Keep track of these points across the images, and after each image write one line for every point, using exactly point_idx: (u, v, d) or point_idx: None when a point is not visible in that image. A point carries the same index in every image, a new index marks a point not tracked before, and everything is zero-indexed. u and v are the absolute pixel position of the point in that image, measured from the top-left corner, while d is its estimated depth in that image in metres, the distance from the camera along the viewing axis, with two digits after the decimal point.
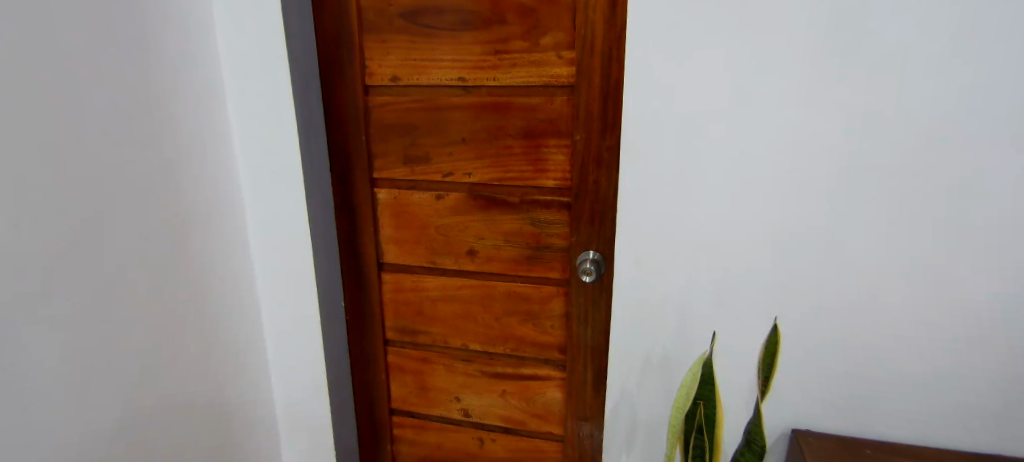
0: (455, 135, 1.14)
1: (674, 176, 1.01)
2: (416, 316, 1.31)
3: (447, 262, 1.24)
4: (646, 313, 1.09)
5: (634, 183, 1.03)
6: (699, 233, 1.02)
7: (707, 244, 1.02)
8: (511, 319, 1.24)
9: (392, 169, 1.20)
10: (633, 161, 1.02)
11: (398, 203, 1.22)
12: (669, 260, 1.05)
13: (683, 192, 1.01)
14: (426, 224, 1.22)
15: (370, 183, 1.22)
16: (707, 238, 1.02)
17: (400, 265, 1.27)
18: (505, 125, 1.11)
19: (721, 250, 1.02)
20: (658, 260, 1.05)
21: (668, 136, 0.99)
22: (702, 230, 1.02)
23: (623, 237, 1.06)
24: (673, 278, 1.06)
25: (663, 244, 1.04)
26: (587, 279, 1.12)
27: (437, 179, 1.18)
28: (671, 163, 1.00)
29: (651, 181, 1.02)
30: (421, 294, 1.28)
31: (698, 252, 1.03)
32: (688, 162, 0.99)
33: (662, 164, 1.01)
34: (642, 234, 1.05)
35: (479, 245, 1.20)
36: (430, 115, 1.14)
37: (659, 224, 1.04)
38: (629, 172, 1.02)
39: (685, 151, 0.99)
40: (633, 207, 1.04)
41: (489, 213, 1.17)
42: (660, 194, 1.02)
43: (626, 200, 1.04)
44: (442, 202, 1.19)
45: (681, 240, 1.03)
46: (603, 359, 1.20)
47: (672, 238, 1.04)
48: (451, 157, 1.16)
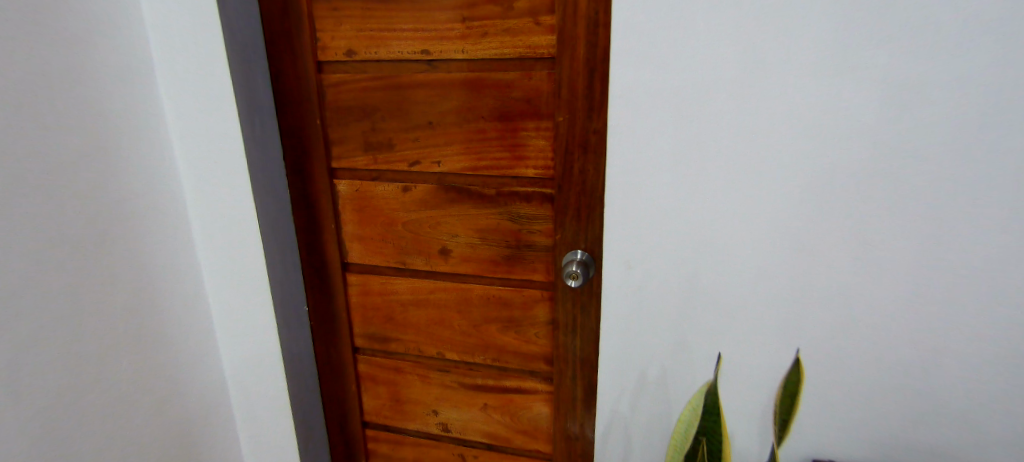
0: (418, 118, 0.99)
1: (668, 163, 0.85)
2: (385, 321, 1.17)
3: (418, 263, 1.09)
4: (639, 324, 0.94)
5: (623, 172, 0.87)
6: (701, 231, 0.86)
7: (711, 245, 0.87)
8: (491, 326, 1.10)
9: (352, 157, 1.05)
10: (621, 145, 0.86)
11: (359, 196, 1.08)
12: (665, 264, 0.90)
13: (682, 183, 0.85)
14: (392, 220, 1.08)
15: (327, 173, 1.07)
16: (710, 238, 0.86)
17: (366, 265, 1.13)
18: (476, 105, 0.95)
19: (727, 250, 0.86)
20: (654, 263, 0.90)
21: (662, 116, 0.83)
22: (703, 226, 0.86)
23: (611, 235, 0.91)
24: (672, 282, 0.90)
25: (656, 244, 0.89)
26: (574, 284, 0.95)
27: (402, 168, 1.03)
28: (668, 148, 0.84)
29: (643, 170, 0.86)
30: (389, 298, 1.14)
31: (700, 255, 0.88)
32: (687, 146, 0.83)
33: (656, 149, 0.84)
34: (633, 233, 0.90)
35: (453, 244, 1.06)
36: (390, 95, 0.99)
37: (654, 221, 0.88)
38: (616, 158, 0.87)
39: (684, 133, 0.83)
40: (622, 199, 0.88)
41: (462, 206, 1.02)
42: (652, 185, 0.86)
43: (613, 191, 0.88)
44: (409, 195, 1.04)
45: (679, 238, 0.88)
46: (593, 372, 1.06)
47: (668, 236, 0.88)
48: (415, 143, 1.01)
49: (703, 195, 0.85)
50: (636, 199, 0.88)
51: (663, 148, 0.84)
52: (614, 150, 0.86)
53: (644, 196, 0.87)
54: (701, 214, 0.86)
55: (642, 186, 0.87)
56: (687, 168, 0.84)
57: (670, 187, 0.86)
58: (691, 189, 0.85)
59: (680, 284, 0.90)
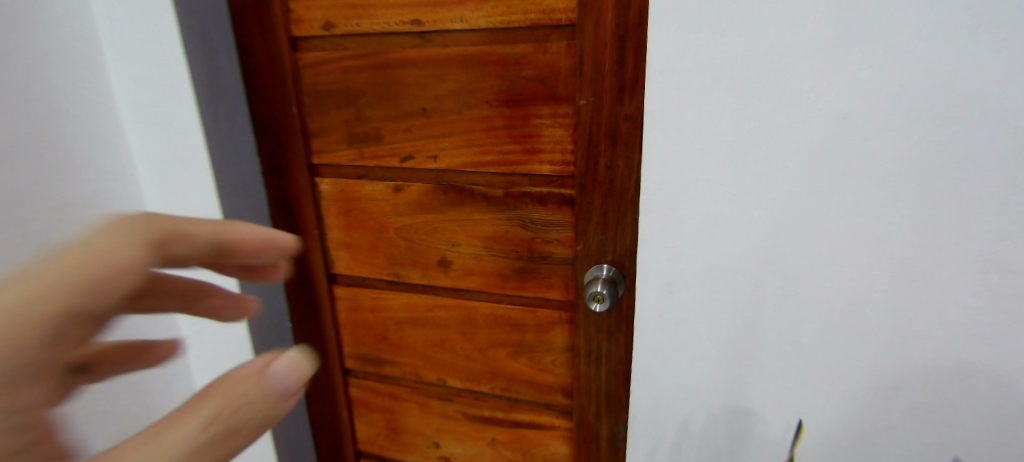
0: (411, 104, 0.82)
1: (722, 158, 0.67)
2: (379, 341, 1.01)
3: (414, 276, 0.92)
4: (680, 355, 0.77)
5: (662, 169, 0.70)
6: (763, 243, 0.69)
7: (776, 261, 0.69)
8: (499, 351, 0.93)
9: (335, 151, 0.89)
10: (660, 136, 0.69)
11: (345, 197, 0.91)
12: (715, 282, 0.72)
13: (739, 184, 0.67)
14: (384, 225, 0.91)
15: (308, 169, 0.91)
16: (775, 252, 0.68)
17: (354, 277, 0.97)
18: (479, 86, 0.77)
19: (794, 268, 0.68)
20: (701, 283, 0.73)
21: (715, 98, 0.65)
22: (765, 237, 0.68)
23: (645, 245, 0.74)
24: (723, 307, 0.73)
25: (703, 258, 0.72)
26: (599, 309, 0.76)
27: (392, 164, 0.86)
28: (722, 139, 0.66)
29: (689, 166, 0.68)
30: (382, 315, 0.98)
31: (761, 273, 0.70)
32: (747, 137, 0.65)
33: (707, 140, 0.67)
34: (676, 245, 0.72)
35: (453, 254, 0.88)
36: (377, 77, 0.82)
37: (701, 230, 0.71)
38: (653, 152, 0.70)
39: (745, 120, 0.65)
40: (660, 203, 0.71)
41: (463, 210, 0.85)
42: (700, 186, 0.69)
43: (649, 192, 0.71)
44: (401, 195, 0.88)
45: (733, 252, 0.70)
46: (623, 409, 0.88)
47: (720, 249, 0.71)
48: (408, 134, 0.83)
49: (767, 198, 0.67)
50: (678, 203, 0.70)
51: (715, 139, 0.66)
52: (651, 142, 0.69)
53: (689, 199, 0.70)
54: (763, 222, 0.68)
55: (686, 187, 0.69)
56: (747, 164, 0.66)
57: (723, 189, 0.68)
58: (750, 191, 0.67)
59: (733, 308, 0.72)
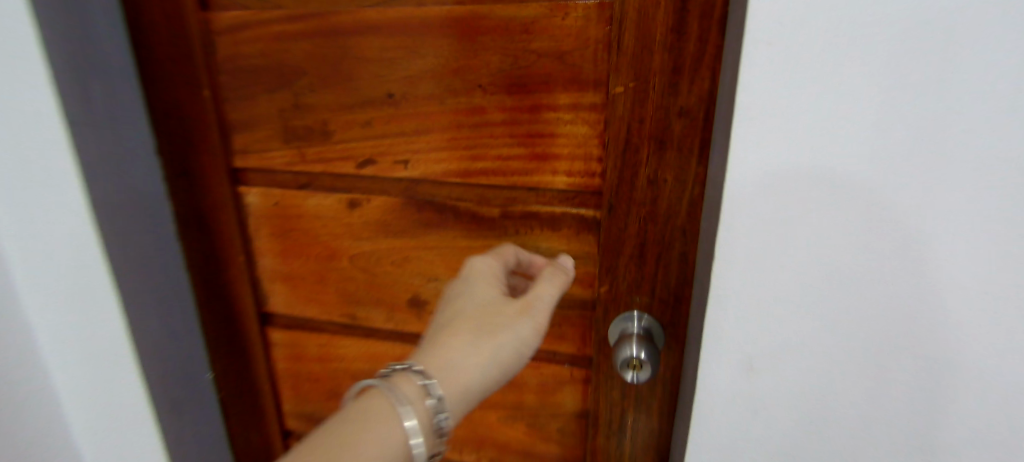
0: (371, 89, 0.58)
1: (856, 178, 0.42)
2: (328, 399, 0.77)
3: (376, 319, 0.69)
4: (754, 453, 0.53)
5: (756, 190, 0.44)
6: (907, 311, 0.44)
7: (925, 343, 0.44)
8: (489, 414, 0.71)
9: (265, 150, 0.64)
10: (757, 139, 0.43)
11: (281, 214, 0.67)
12: (822, 361, 0.48)
13: (880, 219, 0.42)
14: (334, 252, 0.67)
15: (228, 175, 0.67)
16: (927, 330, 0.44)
17: (295, 317, 0.73)
18: (469, 65, 0.54)
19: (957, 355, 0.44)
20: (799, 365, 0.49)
21: (855, 81, 0.40)
22: (912, 301, 0.44)
23: (717, 303, 0.49)
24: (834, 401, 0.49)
25: (807, 325, 0.47)
26: (638, 380, 0.54)
27: (345, 171, 0.62)
28: (858, 148, 0.41)
29: (799, 189, 0.43)
30: (333, 366, 0.74)
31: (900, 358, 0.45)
32: (907, 149, 0.40)
33: (834, 148, 0.42)
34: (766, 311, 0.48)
35: (429, 292, 0.65)
36: (323, 49, 0.58)
37: (810, 285, 0.46)
38: (744, 164, 0.44)
39: (900, 120, 0.40)
40: (747, 241, 0.46)
41: (444, 233, 0.62)
42: (814, 219, 0.44)
43: (733, 223, 0.46)
44: (358, 213, 0.64)
45: (859, 323, 0.45)
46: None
47: (835, 315, 0.46)
48: (368, 131, 0.59)
49: (924, 245, 0.42)
50: (777, 243, 0.46)
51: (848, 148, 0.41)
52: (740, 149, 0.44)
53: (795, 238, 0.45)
54: (911, 280, 0.43)
55: (792, 219, 0.44)
56: (898, 190, 0.41)
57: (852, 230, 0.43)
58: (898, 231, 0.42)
59: (847, 399, 0.48)
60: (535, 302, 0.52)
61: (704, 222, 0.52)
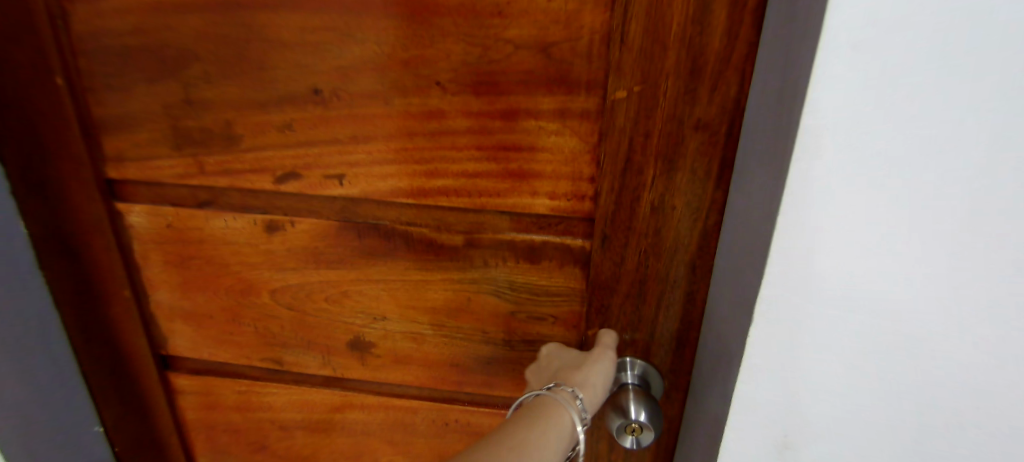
0: (292, 83, 0.43)
1: (957, 237, 0.29)
2: (254, 453, 0.63)
3: (310, 362, 0.56)
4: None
5: (815, 251, 0.31)
6: (998, 404, 0.33)
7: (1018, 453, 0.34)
8: None
9: (150, 157, 0.48)
10: (825, 182, 0.29)
11: (177, 238, 0.51)
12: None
13: (980, 292, 0.30)
14: (250, 285, 0.53)
15: (99, 188, 0.50)
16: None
17: (205, 361, 0.59)
18: (422, 54, 0.41)
19: None
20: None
21: (975, 112, 0.27)
22: (1007, 393, 0.32)
23: (747, 388, 0.37)
24: None
25: (862, 424, 0.36)
26: (640, 444, 0.44)
27: (261, 185, 0.47)
28: (967, 196, 0.28)
29: (876, 250, 0.31)
30: (257, 417, 0.60)
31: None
32: None
33: (929, 206, 0.29)
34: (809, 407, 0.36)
35: (376, 334, 0.53)
36: (219, 25, 0.42)
37: (871, 377, 0.34)
38: (803, 217, 0.30)
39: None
40: (796, 317, 0.33)
41: (394, 264, 0.50)
42: (891, 291, 0.31)
43: (778, 293, 0.33)
44: (280, 238, 0.50)
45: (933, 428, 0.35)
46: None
47: (903, 408, 0.34)
48: (288, 137, 0.45)
49: None
50: (836, 319, 0.33)
51: (954, 196, 0.28)
52: (798, 196, 0.30)
53: (862, 314, 0.32)
54: (1010, 368, 0.32)
55: (861, 290, 0.32)
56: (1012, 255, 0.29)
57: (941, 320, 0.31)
58: (1001, 307, 0.31)
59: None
60: (607, 343, 0.46)
61: (721, 261, 0.42)
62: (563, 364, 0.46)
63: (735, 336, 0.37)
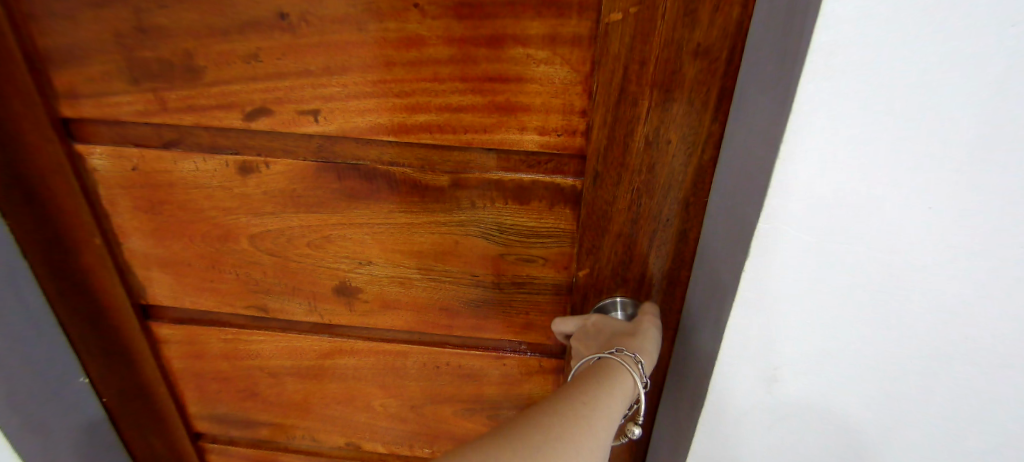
0: (255, 7, 0.39)
1: (963, 154, 0.28)
2: (245, 399, 0.63)
3: (296, 309, 0.55)
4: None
5: (817, 178, 0.30)
6: (992, 336, 0.33)
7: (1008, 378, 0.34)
8: (444, 408, 0.60)
9: (108, 94, 0.44)
10: (833, 103, 0.28)
11: (145, 182, 0.48)
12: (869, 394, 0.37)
13: (983, 213, 0.30)
14: (227, 231, 0.50)
15: (55, 128, 0.46)
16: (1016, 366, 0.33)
17: (187, 309, 0.57)
18: None
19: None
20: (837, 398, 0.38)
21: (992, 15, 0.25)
22: (998, 324, 0.33)
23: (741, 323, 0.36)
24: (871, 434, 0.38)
25: (855, 351, 0.35)
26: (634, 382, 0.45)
27: (231, 123, 0.44)
28: (977, 113, 0.27)
29: (880, 176, 0.30)
30: (245, 364, 0.60)
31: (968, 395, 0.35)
32: None
33: (940, 120, 0.28)
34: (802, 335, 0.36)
35: (361, 279, 0.52)
36: None
37: (866, 302, 0.34)
38: (807, 138, 0.29)
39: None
40: (794, 241, 0.32)
41: (377, 206, 0.47)
42: (892, 219, 0.31)
43: (778, 222, 0.32)
44: (255, 180, 0.47)
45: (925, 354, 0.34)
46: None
47: (894, 337, 0.34)
48: (255, 69, 0.42)
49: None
50: (834, 249, 0.32)
51: (963, 114, 0.27)
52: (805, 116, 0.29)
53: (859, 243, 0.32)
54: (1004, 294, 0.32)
55: (861, 219, 0.31)
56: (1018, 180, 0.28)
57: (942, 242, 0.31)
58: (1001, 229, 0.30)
59: (890, 435, 0.38)
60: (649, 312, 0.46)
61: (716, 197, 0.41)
62: (615, 332, 0.44)
63: (729, 269, 0.37)
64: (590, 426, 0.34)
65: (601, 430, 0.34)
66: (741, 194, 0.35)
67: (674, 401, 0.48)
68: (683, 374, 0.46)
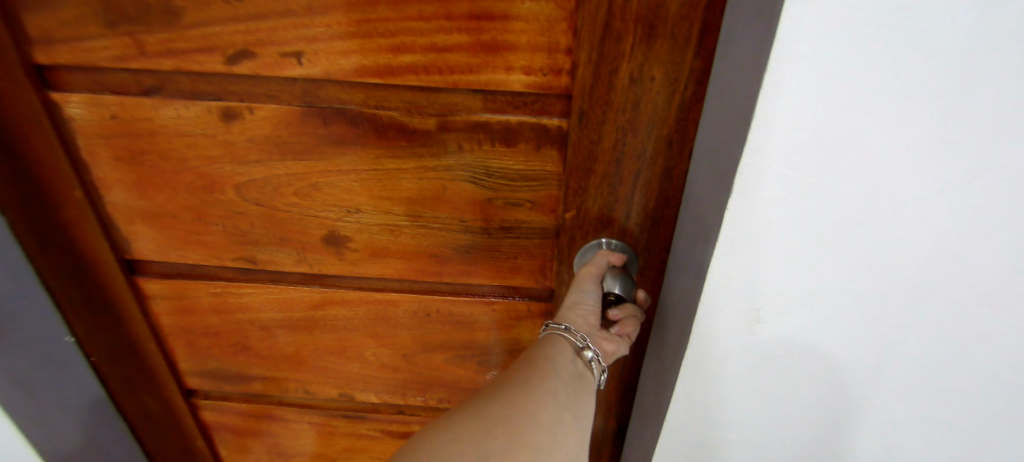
0: None
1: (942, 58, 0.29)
2: (236, 354, 0.63)
3: (285, 259, 0.55)
4: (745, 419, 0.46)
5: (805, 94, 0.30)
6: (951, 261, 0.35)
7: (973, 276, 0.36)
8: (435, 355, 0.62)
9: (81, 37, 0.43)
10: (821, 16, 0.28)
11: (125, 131, 0.48)
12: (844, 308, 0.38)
13: (959, 115, 0.30)
14: (212, 182, 0.50)
15: (27, 75, 0.45)
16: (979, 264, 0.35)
17: (174, 264, 0.57)
18: None
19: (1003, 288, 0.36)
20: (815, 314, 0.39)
21: None
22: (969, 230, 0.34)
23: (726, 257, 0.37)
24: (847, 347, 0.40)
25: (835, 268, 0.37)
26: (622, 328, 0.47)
27: (212, 68, 0.44)
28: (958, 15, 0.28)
29: (860, 98, 0.30)
30: (235, 318, 0.60)
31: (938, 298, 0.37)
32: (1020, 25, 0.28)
33: (920, 25, 0.28)
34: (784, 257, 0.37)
35: (350, 227, 0.52)
36: None
37: (846, 216, 0.34)
38: (795, 53, 0.29)
39: None
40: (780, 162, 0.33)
41: (364, 152, 0.48)
42: (869, 141, 0.32)
43: (762, 155, 0.33)
44: (239, 128, 0.47)
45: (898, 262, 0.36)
46: (622, 419, 0.63)
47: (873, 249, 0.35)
48: (235, 9, 0.41)
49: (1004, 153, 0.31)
50: (815, 180, 0.33)
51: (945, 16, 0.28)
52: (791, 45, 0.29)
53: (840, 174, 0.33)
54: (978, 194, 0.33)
55: (842, 144, 0.32)
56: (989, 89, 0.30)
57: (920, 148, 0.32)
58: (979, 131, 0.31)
59: (860, 357, 0.40)
60: (596, 264, 0.49)
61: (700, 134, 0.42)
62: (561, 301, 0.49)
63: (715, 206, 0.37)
64: (540, 384, 0.41)
65: (551, 385, 0.42)
66: (727, 132, 0.36)
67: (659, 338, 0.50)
68: (669, 314, 0.47)
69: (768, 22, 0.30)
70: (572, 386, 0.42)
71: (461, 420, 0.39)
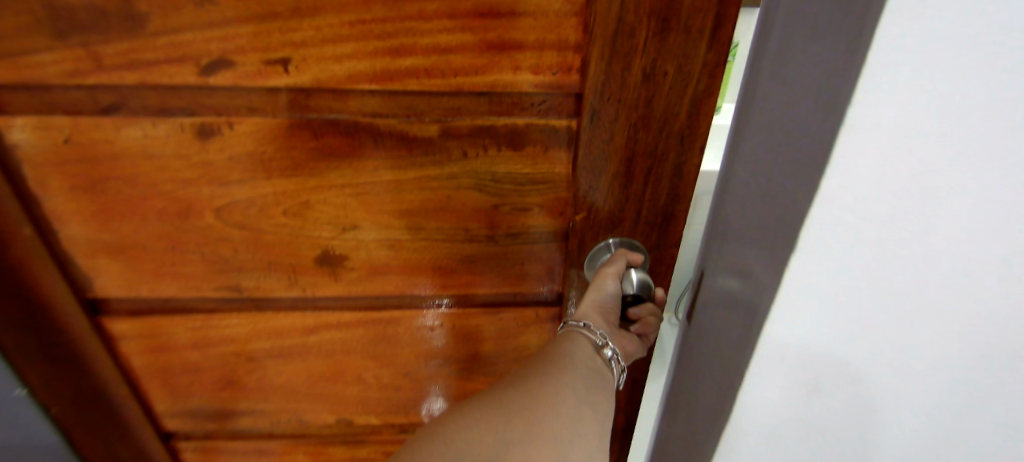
0: None
1: None
2: (220, 390, 0.58)
3: (273, 284, 0.51)
4: None
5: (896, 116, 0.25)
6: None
7: None
8: (439, 371, 0.59)
9: (24, 52, 0.37)
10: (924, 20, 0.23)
11: (81, 157, 0.42)
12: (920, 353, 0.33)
13: None
14: (188, 206, 0.45)
15: None
16: None
17: (143, 300, 0.51)
18: None
19: None
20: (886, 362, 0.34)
21: None
22: None
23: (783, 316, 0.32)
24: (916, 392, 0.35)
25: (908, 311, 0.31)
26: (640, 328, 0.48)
27: (184, 82, 0.39)
28: None
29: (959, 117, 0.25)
30: (218, 351, 0.55)
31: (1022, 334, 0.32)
32: None
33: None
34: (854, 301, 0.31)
35: (344, 245, 0.49)
36: None
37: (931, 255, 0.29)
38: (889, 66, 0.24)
39: None
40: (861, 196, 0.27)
41: (359, 165, 0.44)
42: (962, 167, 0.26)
43: (836, 207, 0.28)
44: (218, 147, 0.42)
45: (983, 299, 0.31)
46: (633, 417, 0.62)
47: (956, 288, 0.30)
48: (210, 14, 0.36)
49: None
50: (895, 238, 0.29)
51: None
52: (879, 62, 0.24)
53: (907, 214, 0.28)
54: None
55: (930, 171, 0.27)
56: None
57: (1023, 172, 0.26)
58: None
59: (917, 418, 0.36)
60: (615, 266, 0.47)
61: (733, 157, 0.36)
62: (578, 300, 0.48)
63: (768, 258, 0.31)
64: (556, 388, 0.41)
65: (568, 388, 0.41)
66: (779, 165, 0.30)
67: (692, 404, 0.43)
68: (698, 364, 0.42)
69: (845, 55, 0.25)
70: (590, 387, 0.42)
71: (473, 407, 0.41)
